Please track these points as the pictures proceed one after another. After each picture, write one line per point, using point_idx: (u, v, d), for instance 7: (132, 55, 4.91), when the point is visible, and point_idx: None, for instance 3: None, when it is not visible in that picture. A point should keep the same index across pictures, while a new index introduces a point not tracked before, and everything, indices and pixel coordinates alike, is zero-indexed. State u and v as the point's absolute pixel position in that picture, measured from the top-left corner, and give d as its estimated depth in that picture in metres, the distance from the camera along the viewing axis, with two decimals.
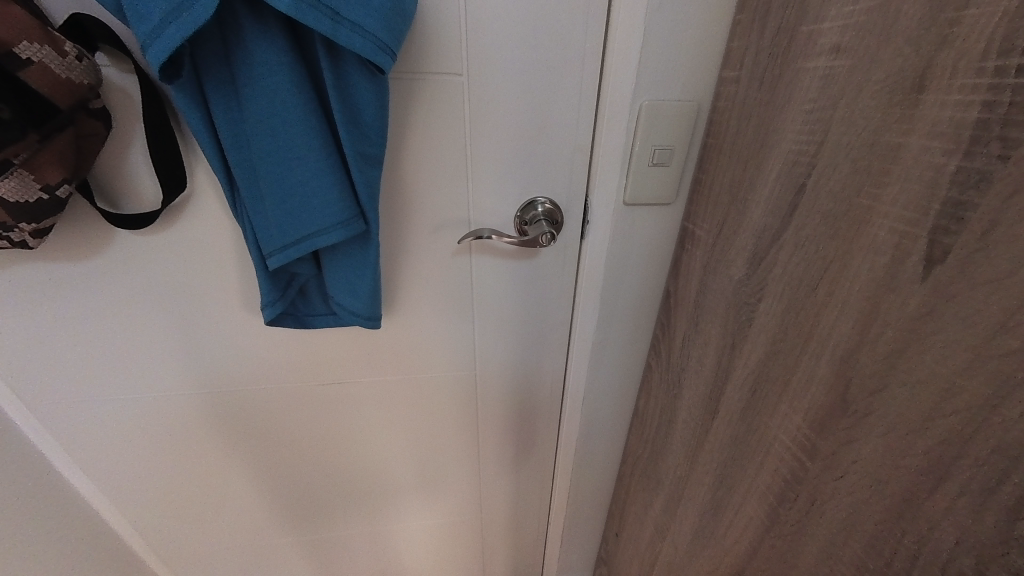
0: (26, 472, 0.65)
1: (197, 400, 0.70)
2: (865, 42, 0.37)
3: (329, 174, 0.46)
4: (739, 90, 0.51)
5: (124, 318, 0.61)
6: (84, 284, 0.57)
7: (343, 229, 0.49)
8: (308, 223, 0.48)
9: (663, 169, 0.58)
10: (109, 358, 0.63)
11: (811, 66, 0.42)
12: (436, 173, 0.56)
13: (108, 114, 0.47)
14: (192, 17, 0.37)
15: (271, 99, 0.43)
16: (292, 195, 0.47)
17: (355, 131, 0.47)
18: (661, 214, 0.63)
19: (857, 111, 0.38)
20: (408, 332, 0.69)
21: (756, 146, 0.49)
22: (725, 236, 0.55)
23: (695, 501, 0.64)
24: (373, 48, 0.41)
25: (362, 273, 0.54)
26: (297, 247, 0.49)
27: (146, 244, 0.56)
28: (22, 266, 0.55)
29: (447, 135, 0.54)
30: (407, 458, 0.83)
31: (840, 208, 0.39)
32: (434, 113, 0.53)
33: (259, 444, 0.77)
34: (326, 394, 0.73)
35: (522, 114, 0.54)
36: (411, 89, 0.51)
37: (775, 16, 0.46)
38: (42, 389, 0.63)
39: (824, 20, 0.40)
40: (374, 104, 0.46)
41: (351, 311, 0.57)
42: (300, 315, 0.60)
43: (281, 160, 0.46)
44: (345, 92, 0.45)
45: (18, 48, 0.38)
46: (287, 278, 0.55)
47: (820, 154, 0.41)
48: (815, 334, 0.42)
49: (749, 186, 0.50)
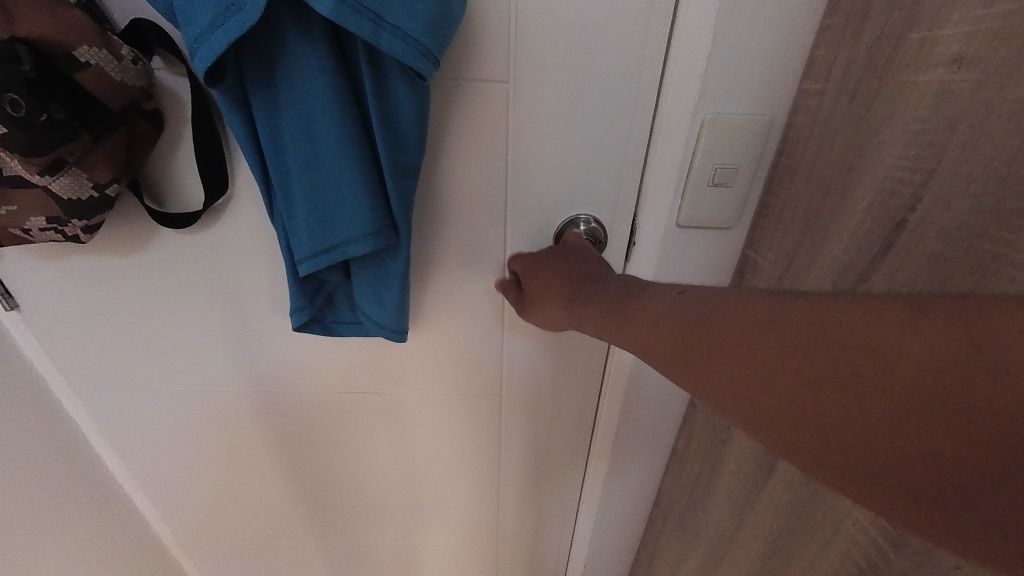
0: (65, 453, 0.69)
1: (227, 398, 0.71)
2: (999, 54, 0.31)
3: (362, 182, 0.45)
4: (822, 105, 0.44)
5: (163, 313, 0.62)
6: (129, 276, 0.59)
7: (372, 240, 0.47)
8: (339, 231, 0.46)
9: (724, 190, 0.52)
10: (147, 352, 0.65)
11: (922, 80, 0.35)
12: (474, 185, 0.54)
13: (159, 115, 0.48)
14: (238, 21, 0.36)
15: (308, 105, 0.42)
16: (324, 201, 0.45)
17: (392, 139, 0.45)
18: (718, 239, 0.56)
19: (984, 137, 0.32)
20: (436, 347, 0.67)
21: (842, 170, 0.42)
22: (796, 269, 0.48)
23: (741, 563, 0.58)
24: (415, 54, 0.39)
25: (390, 285, 0.52)
26: (326, 255, 0.47)
27: (188, 243, 0.57)
28: (78, 257, 0.58)
29: (488, 146, 0.51)
30: (427, 475, 0.81)
31: (954, 252, 0.33)
32: (475, 121, 0.50)
33: (283, 447, 0.77)
34: (349, 403, 0.72)
35: (569, 125, 0.50)
36: (452, 96, 0.48)
37: (875, 22, 0.39)
38: (86, 375, 0.67)
39: (942, 27, 0.34)
40: (413, 112, 0.44)
41: (377, 322, 0.55)
42: (326, 322, 0.59)
43: (315, 166, 0.44)
44: (384, 99, 0.43)
45: (77, 52, 0.40)
46: (316, 285, 0.54)
47: (928, 186, 0.35)
48: None
49: (830, 216, 0.44)
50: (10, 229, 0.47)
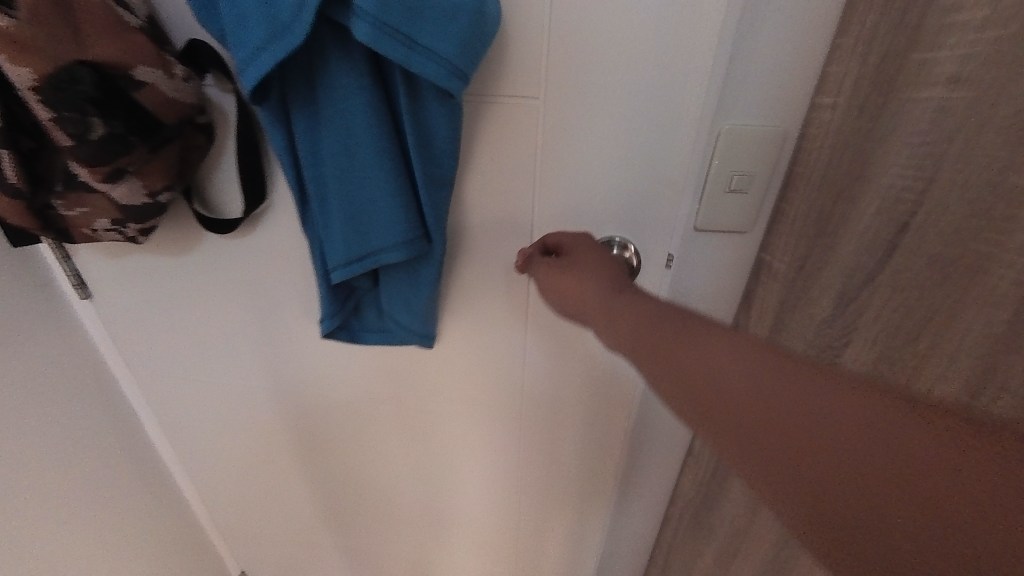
0: (116, 441, 0.75)
1: (267, 393, 0.75)
2: (991, 75, 0.34)
3: (396, 195, 0.49)
4: (833, 118, 0.48)
5: (213, 311, 0.67)
6: (187, 276, 0.65)
7: (404, 249, 0.51)
8: (373, 241, 0.51)
9: (741, 196, 0.55)
10: (196, 347, 0.70)
11: (923, 96, 0.39)
12: (499, 194, 0.58)
13: (210, 128, 0.53)
14: (284, 43, 0.40)
15: (348, 122, 0.47)
16: (361, 213, 0.50)
17: (426, 155, 0.49)
18: (736, 242, 0.59)
19: (977, 149, 0.35)
20: (456, 356, 0.70)
21: (851, 178, 0.46)
22: (807, 271, 0.51)
23: (756, 554, 0.61)
24: (446, 73, 0.43)
25: (420, 289, 0.57)
26: (361, 263, 0.52)
27: (239, 248, 0.62)
28: (142, 257, 0.63)
29: (517, 156, 0.55)
30: (443, 479, 0.85)
31: (953, 252, 0.37)
32: (503, 134, 0.54)
33: (311, 444, 0.81)
34: (373, 409, 0.77)
35: (591, 138, 0.54)
36: (480, 110, 0.53)
37: (881, 42, 0.43)
38: (142, 366, 0.72)
39: (940, 49, 0.38)
40: (446, 127, 0.48)
41: (407, 325, 0.61)
42: (352, 329, 0.63)
43: (351, 179, 0.49)
44: (418, 116, 0.48)
45: (137, 72, 0.45)
46: (347, 291, 0.58)
47: (929, 193, 0.38)
48: (910, 386, 0.41)
49: (839, 221, 0.47)
50: (82, 229, 0.52)
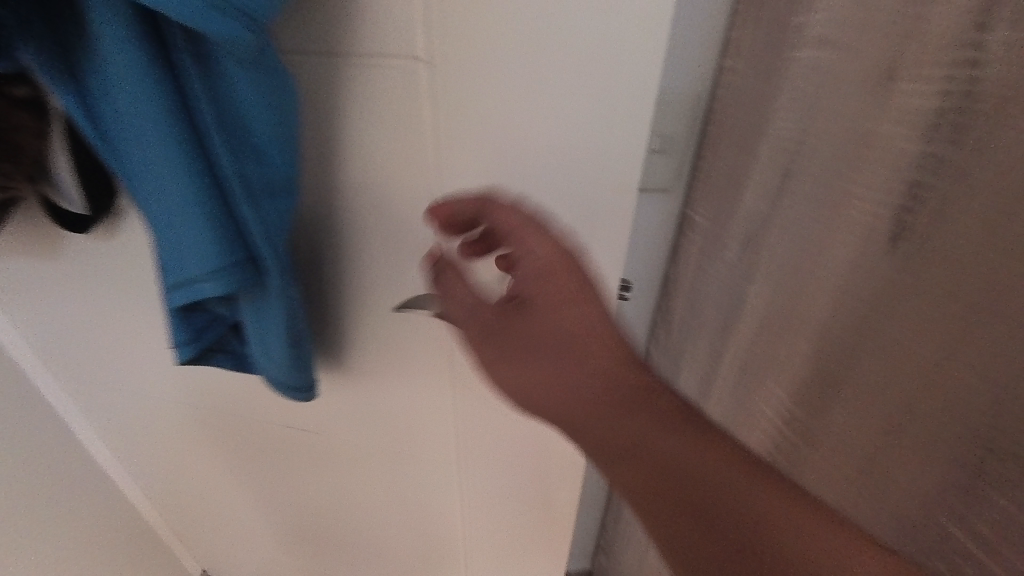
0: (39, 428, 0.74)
1: (184, 404, 0.71)
2: (846, 32, 0.39)
3: (201, 201, 0.37)
4: (736, 78, 0.54)
5: (111, 319, 0.63)
6: (78, 281, 0.60)
7: (222, 276, 0.39)
8: (186, 262, 0.39)
9: (663, 155, 0.60)
10: (107, 351, 0.67)
11: (800, 56, 0.44)
12: (377, 187, 0.46)
13: (36, 107, 0.43)
14: None
15: (125, 92, 0.34)
16: (169, 226, 0.38)
17: (236, 146, 0.37)
18: (660, 201, 0.64)
19: (837, 99, 0.40)
20: (380, 391, 0.61)
21: (751, 132, 0.52)
22: (721, 219, 0.57)
23: None
24: (195, 10, 0.28)
25: (271, 328, 0.46)
26: (179, 291, 0.40)
27: (117, 253, 0.56)
28: (28, 256, 0.59)
29: (390, 133, 0.43)
30: (379, 517, 0.77)
31: (821, 190, 0.41)
32: (373, 108, 0.42)
33: (241, 461, 0.77)
34: (305, 443, 0.71)
35: (483, 102, 0.40)
36: (341, 79, 0.41)
37: (771, 8, 0.48)
38: (62, 363, 0.71)
39: (813, 13, 0.43)
40: (256, 104, 0.36)
41: (272, 369, 0.50)
42: (235, 352, 0.53)
43: (150, 179, 0.37)
44: (219, 94, 0.35)
45: None
46: (208, 317, 0.48)
47: (805, 141, 0.43)
48: (793, 315, 0.44)
49: (744, 171, 0.53)
50: None
